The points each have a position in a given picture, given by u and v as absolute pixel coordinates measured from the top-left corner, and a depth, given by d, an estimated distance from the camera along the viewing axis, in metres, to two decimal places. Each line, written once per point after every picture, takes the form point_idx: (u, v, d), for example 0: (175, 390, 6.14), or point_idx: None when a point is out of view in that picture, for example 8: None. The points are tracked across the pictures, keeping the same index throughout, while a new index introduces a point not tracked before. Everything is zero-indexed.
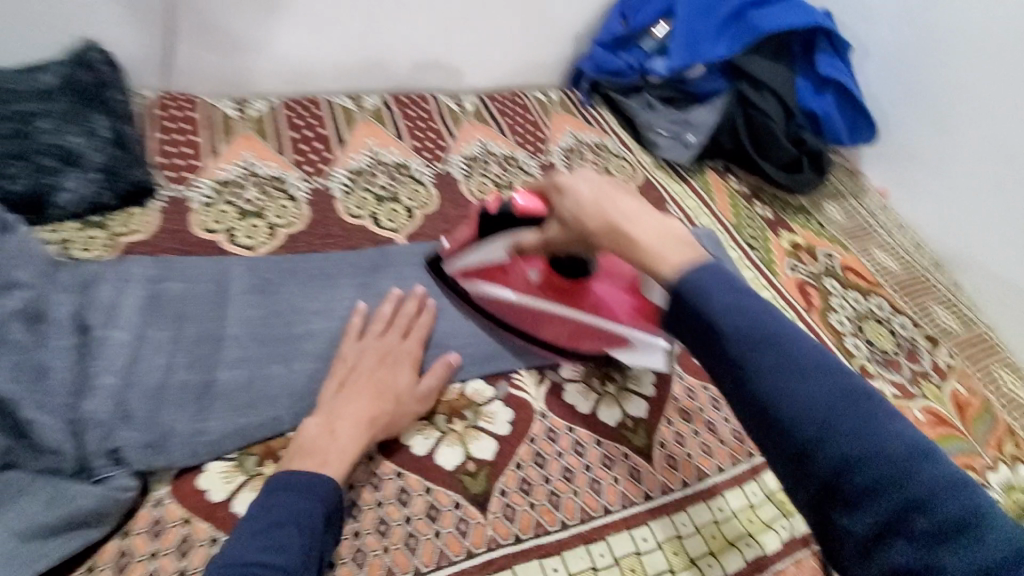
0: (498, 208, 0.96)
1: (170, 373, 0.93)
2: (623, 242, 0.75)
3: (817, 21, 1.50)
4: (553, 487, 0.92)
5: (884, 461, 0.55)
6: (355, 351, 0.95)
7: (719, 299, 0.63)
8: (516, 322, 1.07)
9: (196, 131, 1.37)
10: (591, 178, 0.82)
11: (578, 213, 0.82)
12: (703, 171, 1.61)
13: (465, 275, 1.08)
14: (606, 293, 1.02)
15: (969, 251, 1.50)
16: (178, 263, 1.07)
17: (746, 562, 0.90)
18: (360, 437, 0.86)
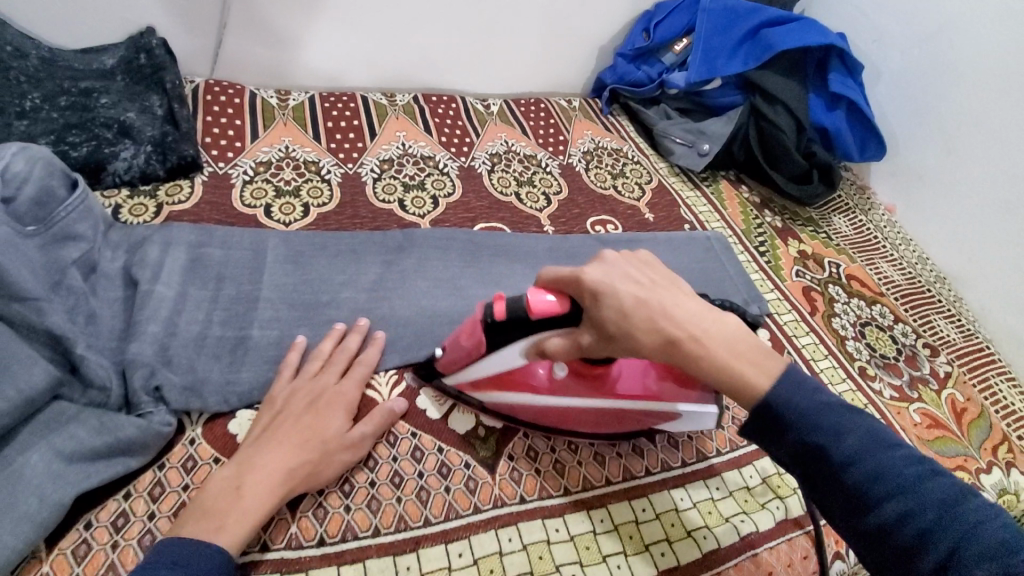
0: (509, 313, 0.86)
1: (207, 327, 1.01)
2: (686, 357, 0.77)
3: (831, 41, 1.55)
4: (558, 456, 0.97)
5: (920, 494, 0.65)
6: (287, 390, 0.92)
7: (784, 387, 0.75)
8: (549, 424, 0.98)
9: (239, 115, 1.46)
10: (629, 280, 0.79)
11: (624, 322, 0.77)
12: (716, 180, 1.68)
13: (476, 385, 0.97)
14: (631, 368, 0.95)
15: (973, 269, 1.53)
16: (219, 232, 1.16)
17: (740, 538, 0.93)
18: (275, 490, 0.80)
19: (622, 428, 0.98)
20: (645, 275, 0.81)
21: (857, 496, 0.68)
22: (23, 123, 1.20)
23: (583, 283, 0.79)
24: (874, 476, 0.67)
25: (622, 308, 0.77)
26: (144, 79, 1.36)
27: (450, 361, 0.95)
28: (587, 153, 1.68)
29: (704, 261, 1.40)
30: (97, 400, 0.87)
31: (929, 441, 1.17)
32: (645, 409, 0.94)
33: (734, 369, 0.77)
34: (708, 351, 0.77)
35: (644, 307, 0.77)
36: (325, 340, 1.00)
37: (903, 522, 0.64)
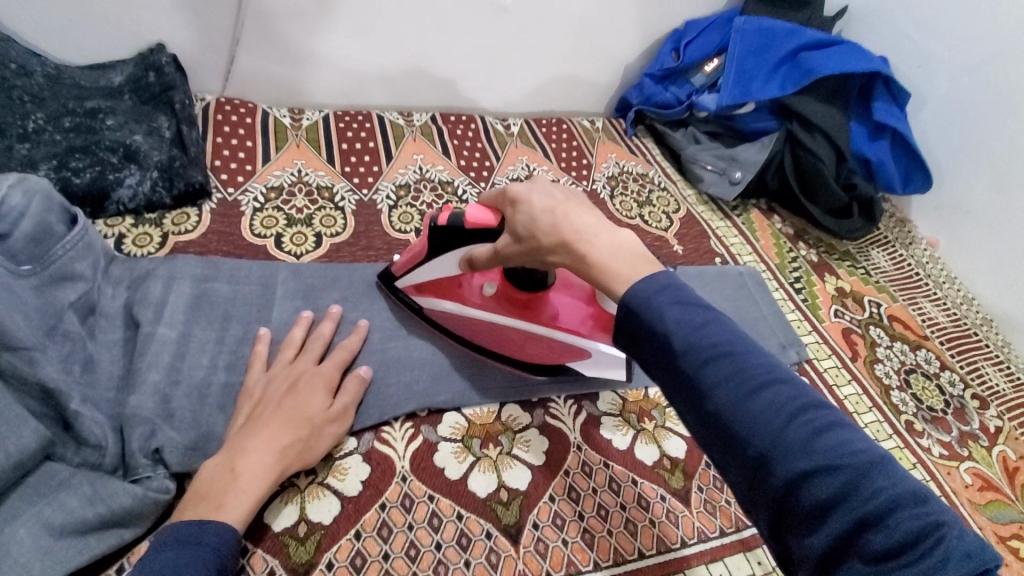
0: (449, 219, 0.95)
1: (212, 373, 0.95)
2: (577, 259, 0.76)
3: (877, 67, 1.46)
4: (586, 524, 0.89)
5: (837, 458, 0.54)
6: (263, 380, 0.91)
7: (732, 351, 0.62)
8: (474, 337, 1.07)
9: (250, 136, 1.40)
10: (547, 194, 0.82)
11: (532, 227, 0.81)
12: (747, 209, 1.60)
13: (418, 291, 1.08)
14: (562, 303, 1.04)
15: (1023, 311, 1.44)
16: (227, 266, 1.10)
17: None
18: (271, 467, 0.80)
19: (538, 358, 1.04)
20: (564, 192, 0.83)
21: (692, 380, 0.62)
22: (25, 146, 1.15)
23: (508, 194, 0.86)
24: (714, 361, 0.61)
25: (531, 213, 0.81)
26: (152, 98, 1.30)
27: (399, 265, 1.06)
28: (612, 178, 1.60)
29: (736, 300, 1.32)
30: (90, 460, 0.80)
31: (982, 506, 1.08)
32: (561, 339, 1.02)
33: (607, 268, 0.73)
34: (591, 254, 0.74)
35: (552, 214, 0.79)
36: (294, 329, 1.00)
37: (735, 408, 0.59)
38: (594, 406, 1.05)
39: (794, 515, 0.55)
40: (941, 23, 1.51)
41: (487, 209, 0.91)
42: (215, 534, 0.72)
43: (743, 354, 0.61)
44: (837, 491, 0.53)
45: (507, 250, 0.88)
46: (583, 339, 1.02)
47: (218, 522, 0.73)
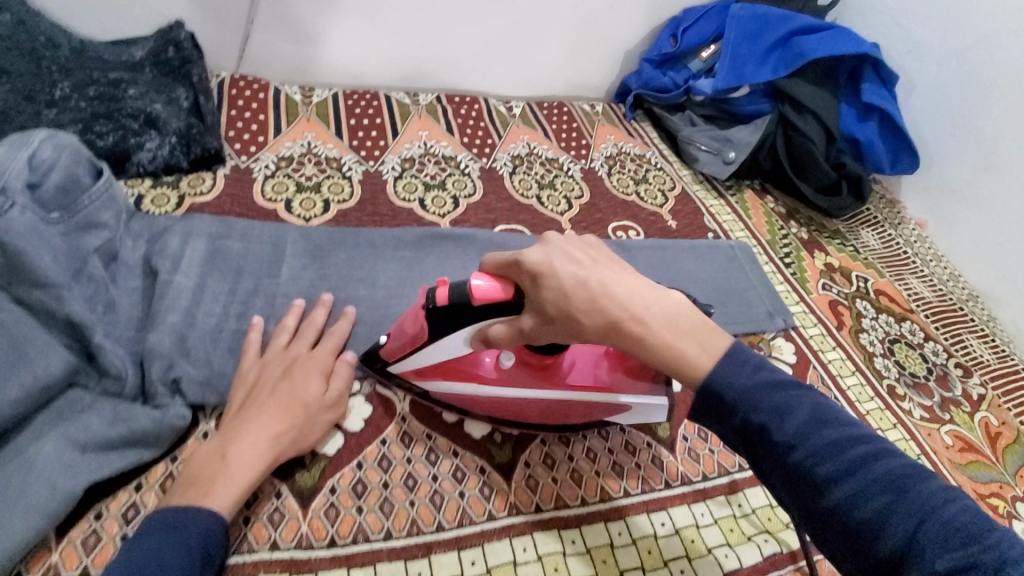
0: (450, 298, 0.82)
1: (225, 319, 1.00)
2: (631, 341, 0.72)
3: (866, 50, 1.51)
4: (576, 464, 0.94)
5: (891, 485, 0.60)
6: (258, 366, 0.91)
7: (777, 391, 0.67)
8: (499, 412, 0.94)
9: (263, 110, 1.46)
10: (573, 262, 0.74)
11: (564, 302, 0.73)
12: (740, 189, 1.65)
13: (421, 375, 0.94)
14: (580, 355, 0.94)
15: (1009, 288, 1.48)
16: (240, 224, 1.16)
17: (762, 558, 0.89)
18: (263, 454, 0.80)
19: (572, 418, 0.95)
20: (585, 252, 0.77)
21: (803, 477, 0.63)
22: (52, 112, 1.21)
23: (523, 263, 0.76)
24: (821, 456, 0.63)
25: (562, 288, 0.72)
26: (171, 71, 1.37)
27: (394, 349, 0.92)
28: (610, 158, 1.66)
29: (727, 271, 1.37)
30: (112, 388, 0.86)
31: (962, 465, 1.12)
32: (596, 401, 0.91)
33: (674, 350, 0.71)
34: (650, 337, 0.71)
35: (587, 288, 0.72)
36: (288, 316, 1.00)
37: (854, 503, 0.60)
38: None
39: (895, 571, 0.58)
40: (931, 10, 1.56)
41: (498, 280, 0.79)
42: (203, 522, 0.72)
43: (850, 445, 0.63)
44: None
45: (533, 329, 0.79)
46: (616, 394, 0.91)
47: (205, 509, 0.73)
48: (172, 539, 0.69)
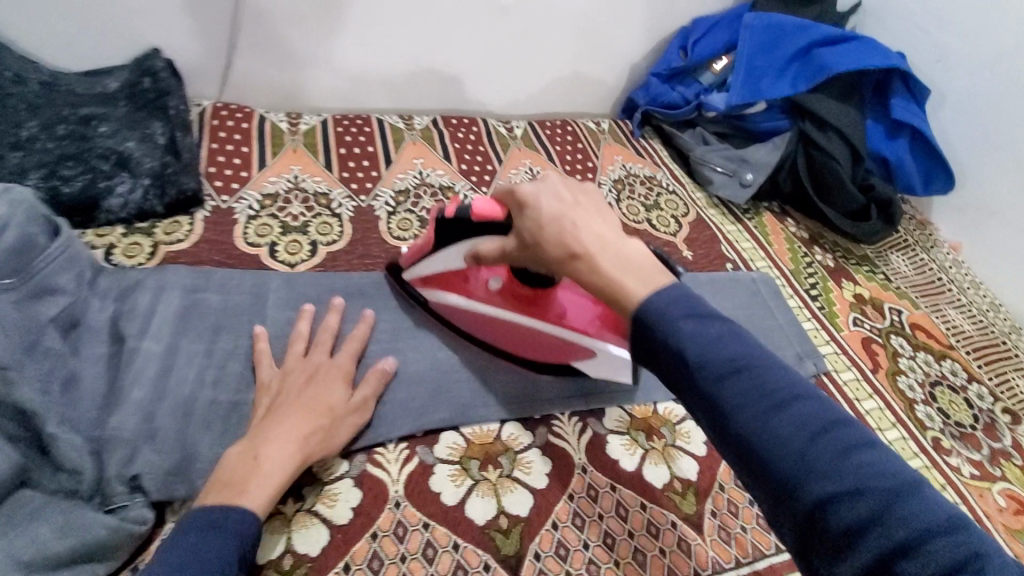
0: (455, 212, 0.92)
1: (198, 390, 0.91)
2: (584, 272, 0.71)
3: (894, 63, 1.40)
4: (592, 554, 0.85)
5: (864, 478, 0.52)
6: (279, 374, 0.90)
7: (745, 353, 0.61)
8: (480, 333, 1.05)
9: (247, 142, 1.37)
10: (556, 193, 0.76)
11: (537, 234, 0.76)
12: (759, 212, 1.53)
13: (424, 283, 1.06)
14: (568, 298, 1.02)
15: None
16: (218, 275, 1.06)
17: None
18: (294, 455, 0.79)
19: (546, 355, 1.03)
20: (574, 194, 0.77)
21: (710, 397, 0.60)
22: (15, 154, 1.12)
23: (516, 194, 0.79)
24: (730, 378, 0.59)
25: (537, 219, 0.75)
26: (146, 104, 1.27)
27: (407, 256, 1.05)
28: (618, 181, 1.55)
29: (750, 308, 1.26)
30: (67, 486, 0.77)
31: (1019, 531, 1.01)
32: (570, 339, 1.00)
33: (617, 284, 0.68)
34: (597, 267, 0.70)
35: (559, 221, 0.73)
36: (299, 322, 0.98)
37: (755, 427, 0.57)
38: (600, 423, 1.01)
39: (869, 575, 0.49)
40: (966, 14, 1.43)
41: (494, 202, 0.88)
42: (240, 518, 0.71)
43: (767, 371, 0.59)
44: (867, 518, 0.50)
45: (513, 251, 0.85)
46: (591, 339, 0.99)
47: (243, 507, 0.72)
48: (206, 542, 0.68)
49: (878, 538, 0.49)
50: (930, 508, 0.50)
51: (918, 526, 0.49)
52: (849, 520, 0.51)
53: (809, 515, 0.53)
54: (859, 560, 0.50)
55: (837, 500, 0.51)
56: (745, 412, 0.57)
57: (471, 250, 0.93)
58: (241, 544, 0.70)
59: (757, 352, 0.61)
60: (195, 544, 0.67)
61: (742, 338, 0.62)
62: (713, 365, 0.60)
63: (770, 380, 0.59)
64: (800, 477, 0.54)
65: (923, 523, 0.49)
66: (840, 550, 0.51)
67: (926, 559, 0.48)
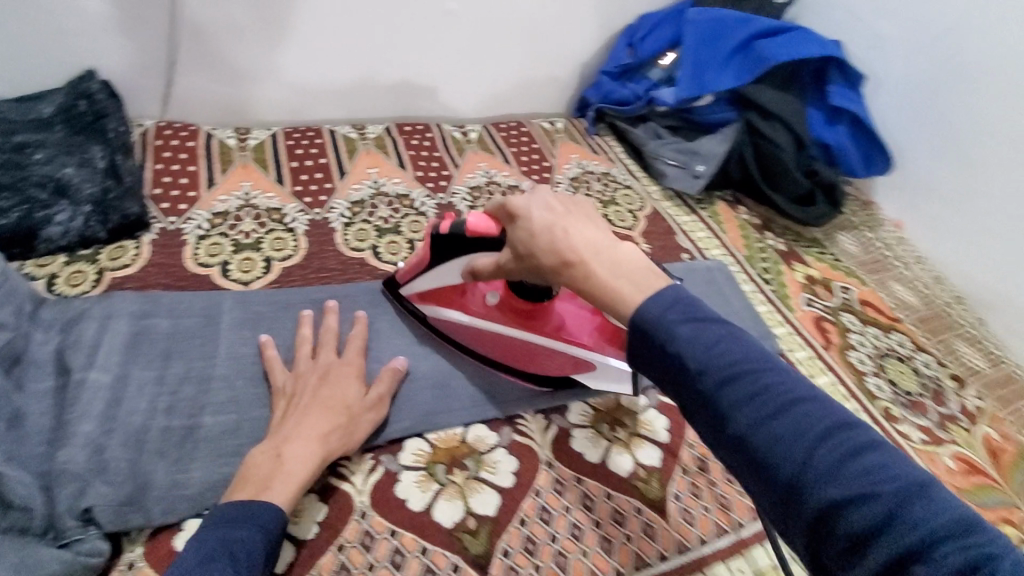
0: (450, 228, 0.93)
1: (151, 418, 0.89)
2: (580, 280, 0.70)
3: (829, 52, 1.46)
4: (560, 546, 0.86)
5: (876, 484, 0.49)
6: (292, 376, 0.93)
7: (748, 356, 0.59)
8: (478, 347, 1.05)
9: (194, 161, 1.34)
10: (547, 202, 0.77)
11: (531, 244, 0.76)
12: (712, 202, 1.57)
13: (422, 300, 1.07)
14: (566, 311, 1.02)
15: (996, 288, 1.39)
16: (169, 299, 1.04)
17: None
18: (316, 452, 0.83)
19: (545, 368, 1.02)
20: (565, 204, 0.77)
21: (712, 403, 0.58)
22: None
23: (507, 206, 0.80)
24: (731, 382, 0.57)
25: (529, 229, 0.75)
26: (84, 127, 1.23)
27: (404, 272, 1.06)
28: (574, 179, 1.57)
29: (707, 295, 1.30)
30: (17, 525, 0.75)
31: (967, 490, 1.06)
32: (570, 352, 0.99)
33: (611, 290, 0.67)
34: (593, 275, 0.69)
35: (550, 230, 0.73)
36: (302, 327, 1.00)
37: (759, 433, 0.54)
38: (564, 418, 1.02)
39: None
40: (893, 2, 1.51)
41: (489, 216, 0.88)
42: (264, 512, 0.75)
43: (770, 375, 0.57)
44: (878, 524, 0.48)
45: (508, 264, 0.84)
46: (591, 352, 0.98)
47: (268, 502, 0.76)
48: (237, 533, 0.71)
49: (890, 544, 0.47)
50: (949, 516, 0.47)
51: (931, 530, 0.46)
52: (857, 526, 0.48)
53: (814, 520, 0.51)
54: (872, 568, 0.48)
55: (845, 505, 0.49)
56: (748, 417, 0.55)
57: (467, 264, 0.94)
58: (268, 536, 0.74)
59: (761, 355, 0.59)
60: (224, 536, 0.71)
61: (745, 341, 0.60)
62: (715, 370, 0.58)
63: (775, 384, 0.56)
64: (806, 481, 0.51)
65: (935, 526, 0.47)
66: (852, 557, 0.49)
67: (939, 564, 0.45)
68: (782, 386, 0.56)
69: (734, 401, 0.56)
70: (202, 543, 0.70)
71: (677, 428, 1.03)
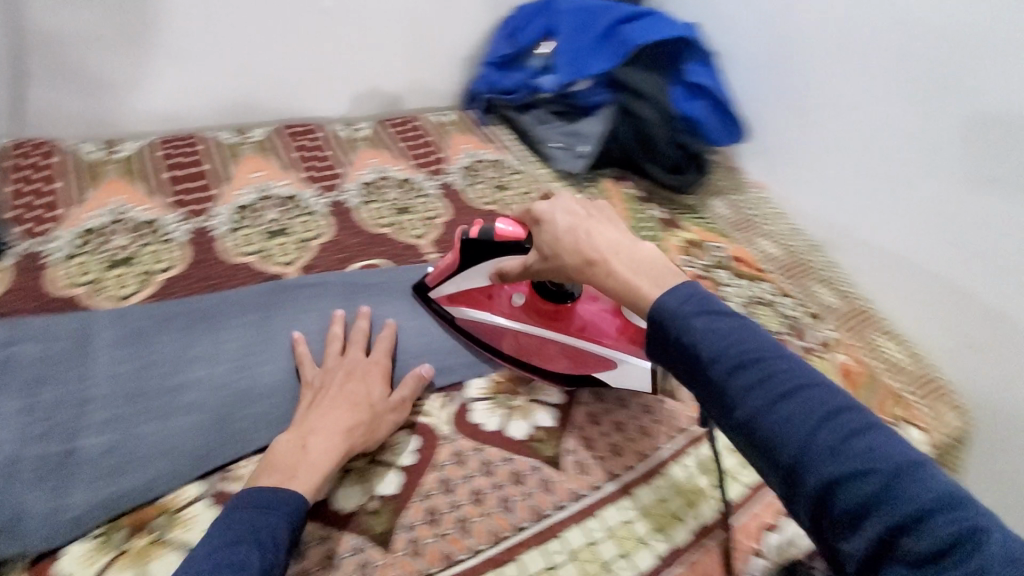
0: (474, 233, 1.05)
1: (21, 446, 0.86)
2: (602, 275, 0.83)
3: (682, 33, 1.59)
4: (462, 513, 0.90)
5: (872, 464, 0.58)
6: (320, 372, 0.99)
7: (755, 342, 0.67)
8: (502, 347, 1.13)
9: (56, 179, 1.28)
10: (567, 210, 0.90)
11: (556, 244, 0.89)
12: (598, 179, 1.66)
13: (452, 302, 1.17)
14: (589, 313, 1.09)
15: (844, 234, 1.53)
16: (33, 325, 1.00)
17: (657, 559, 0.90)
18: (339, 446, 0.88)
19: (565, 364, 1.09)
20: (586, 209, 0.91)
21: (724, 390, 0.66)
22: None
23: (532, 211, 0.94)
24: (742, 370, 0.65)
25: (553, 232, 0.89)
26: None
27: (434, 277, 1.17)
28: (467, 169, 1.61)
29: None
30: None
31: None
32: (591, 349, 1.06)
33: (631, 286, 0.78)
34: (613, 271, 0.81)
35: (573, 232, 0.87)
36: (333, 326, 1.07)
37: (769, 416, 0.63)
38: (464, 395, 1.08)
39: (880, 548, 0.56)
40: None
41: (516, 223, 1.01)
42: (288, 500, 0.79)
43: (778, 364, 0.65)
44: (873, 497, 0.56)
45: (534, 265, 0.97)
46: (611, 349, 1.05)
47: (292, 489, 0.80)
48: (261, 518, 0.76)
49: (883, 521, 0.56)
50: (936, 490, 0.56)
51: (923, 512, 0.55)
52: (855, 505, 0.57)
53: (823, 497, 0.59)
54: (866, 538, 0.56)
55: (846, 484, 0.58)
56: (758, 402, 0.64)
57: (495, 268, 1.06)
58: (291, 523, 0.78)
59: (774, 348, 0.66)
60: (250, 519, 0.75)
61: (759, 335, 0.67)
62: (723, 361, 0.66)
63: (786, 374, 0.64)
64: (817, 467, 0.60)
65: (928, 508, 0.55)
66: (849, 526, 0.58)
67: (921, 535, 0.54)
68: (794, 376, 0.64)
69: (744, 389, 0.64)
70: (228, 527, 0.75)
71: (570, 390, 1.11)
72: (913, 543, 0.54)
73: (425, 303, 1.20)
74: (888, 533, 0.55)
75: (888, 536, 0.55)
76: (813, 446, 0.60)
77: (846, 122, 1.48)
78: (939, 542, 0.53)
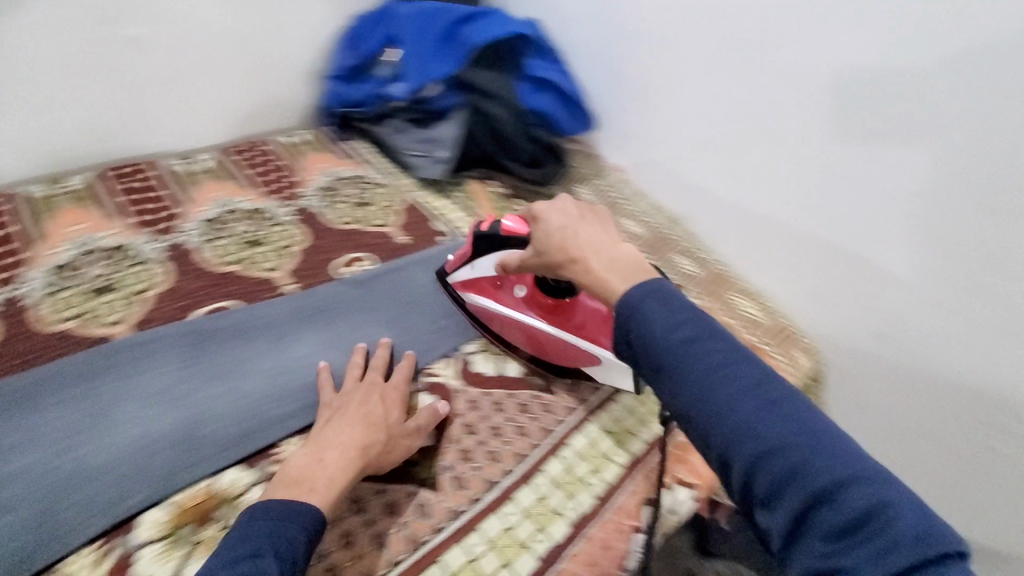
0: (489, 227, 1.24)
1: (67, 473, 0.96)
2: (590, 269, 1.00)
3: (521, 30, 1.63)
4: (487, 448, 1.13)
5: (819, 469, 0.70)
6: (355, 389, 1.11)
7: (696, 325, 0.82)
8: (503, 334, 1.32)
9: (10, 223, 1.32)
10: (563, 212, 1.08)
11: (549, 241, 1.07)
12: (465, 180, 1.69)
13: (464, 287, 1.36)
14: (590, 308, 1.27)
15: (704, 197, 1.56)
16: (31, 377, 1.07)
17: (644, 443, 1.22)
18: (355, 462, 0.97)
19: (542, 352, 1.28)
20: (581, 211, 1.09)
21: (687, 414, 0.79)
22: None
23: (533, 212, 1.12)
24: (714, 390, 0.78)
25: (548, 230, 1.07)
26: None
27: (454, 263, 1.36)
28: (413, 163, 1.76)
29: None
30: None
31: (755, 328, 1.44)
32: (580, 342, 1.23)
33: (608, 283, 0.95)
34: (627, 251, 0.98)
35: (564, 231, 1.05)
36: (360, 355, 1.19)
37: (732, 421, 0.75)
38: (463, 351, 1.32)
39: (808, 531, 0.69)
40: None
41: (522, 221, 1.21)
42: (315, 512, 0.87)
43: (736, 369, 0.79)
44: (819, 503, 0.68)
45: (532, 259, 1.14)
46: (591, 340, 1.23)
47: (308, 504, 0.88)
48: (280, 528, 0.83)
49: (841, 536, 0.66)
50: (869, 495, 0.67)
51: (880, 536, 0.65)
52: (801, 522, 0.69)
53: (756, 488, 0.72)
54: (813, 548, 0.68)
55: (783, 516, 0.70)
56: (712, 413, 0.77)
57: (501, 259, 1.23)
58: (308, 533, 0.86)
59: (742, 357, 0.80)
60: (266, 527, 0.83)
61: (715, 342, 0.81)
62: (695, 380, 0.79)
63: (752, 383, 0.78)
64: (750, 445, 0.73)
65: (891, 528, 0.65)
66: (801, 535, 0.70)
67: (860, 523, 0.66)
68: (751, 383, 0.78)
69: (714, 407, 0.77)
70: (247, 534, 0.82)
71: None
72: (864, 561, 0.64)
73: (445, 289, 1.39)
74: (825, 542, 0.67)
75: (837, 548, 0.67)
76: (745, 429, 0.73)
77: (688, 85, 1.51)
78: (885, 554, 0.64)
